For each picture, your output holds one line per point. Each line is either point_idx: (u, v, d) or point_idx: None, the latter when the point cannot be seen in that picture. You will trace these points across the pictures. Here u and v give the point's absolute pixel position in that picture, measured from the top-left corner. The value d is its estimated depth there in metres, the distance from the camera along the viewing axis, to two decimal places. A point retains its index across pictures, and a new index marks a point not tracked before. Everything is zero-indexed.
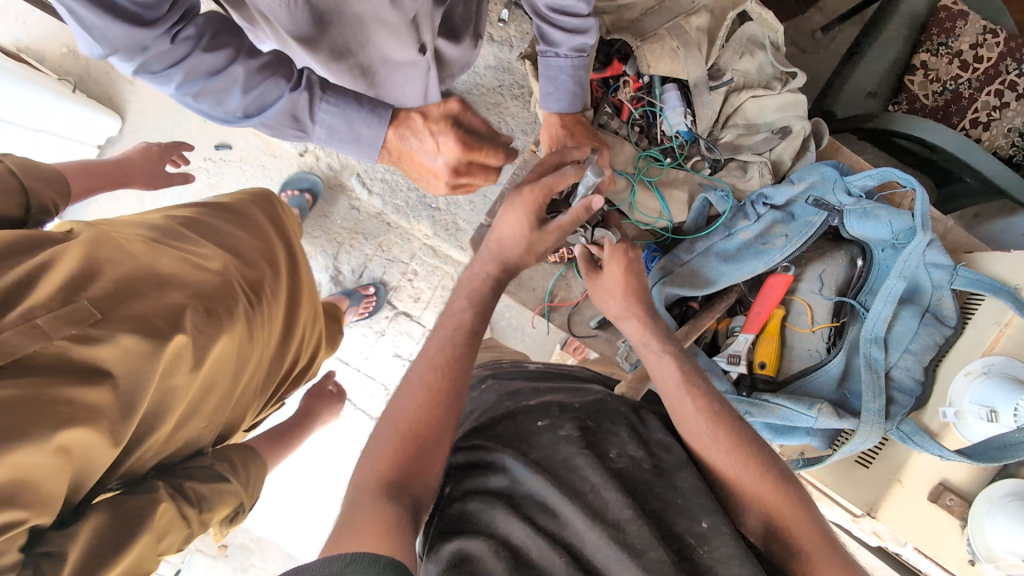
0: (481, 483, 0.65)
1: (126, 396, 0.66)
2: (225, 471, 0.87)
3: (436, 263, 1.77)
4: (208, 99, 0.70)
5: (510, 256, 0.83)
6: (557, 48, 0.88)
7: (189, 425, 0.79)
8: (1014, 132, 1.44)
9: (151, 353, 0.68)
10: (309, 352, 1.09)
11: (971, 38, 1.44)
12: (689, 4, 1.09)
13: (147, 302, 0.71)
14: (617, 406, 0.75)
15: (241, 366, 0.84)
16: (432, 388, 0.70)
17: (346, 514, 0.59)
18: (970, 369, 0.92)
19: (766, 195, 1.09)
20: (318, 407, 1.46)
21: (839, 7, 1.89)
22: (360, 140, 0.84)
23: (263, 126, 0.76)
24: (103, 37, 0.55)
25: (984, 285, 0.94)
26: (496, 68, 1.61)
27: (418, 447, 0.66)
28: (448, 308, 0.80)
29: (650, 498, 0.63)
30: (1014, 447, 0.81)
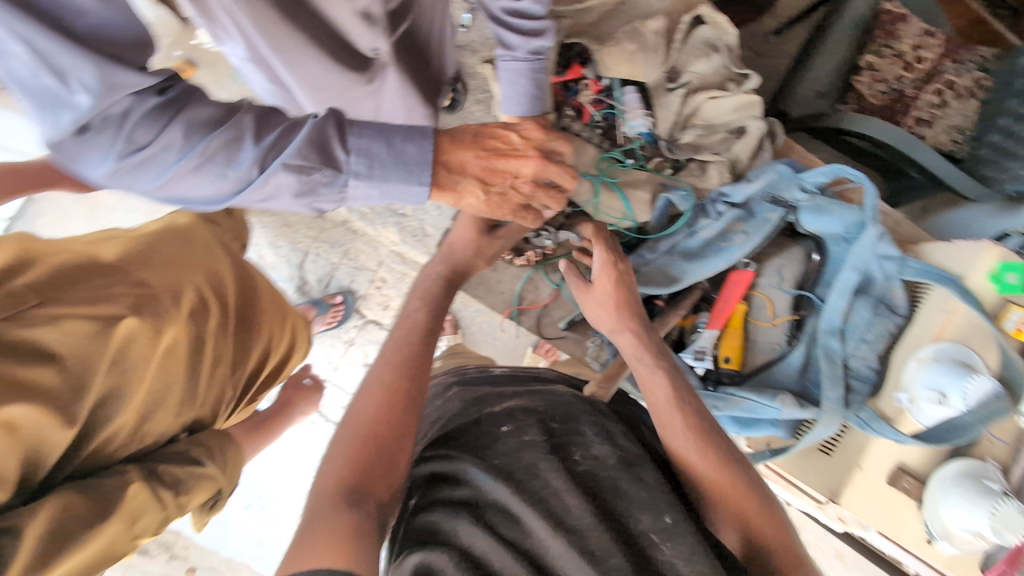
0: (446, 493, 0.64)
1: (75, 375, 0.75)
2: (201, 456, 0.91)
3: (404, 268, 1.75)
4: (212, 165, 0.58)
5: (461, 260, 0.94)
6: (513, 52, 0.88)
7: (141, 427, 0.84)
8: (954, 128, 1.52)
9: (99, 344, 0.78)
10: (269, 359, 1.10)
11: (912, 40, 1.54)
12: (646, 8, 1.14)
13: (88, 289, 0.81)
14: (578, 407, 0.77)
15: (182, 375, 0.88)
16: (394, 388, 0.72)
17: (310, 520, 0.58)
18: (921, 355, 0.95)
19: (725, 194, 1.12)
20: (299, 398, 1.41)
21: (791, 11, 1.95)
22: (402, 162, 0.65)
23: (289, 167, 0.60)
24: (113, 85, 0.49)
25: (932, 275, 0.98)
26: (458, 74, 1.62)
27: (374, 450, 0.66)
28: (402, 311, 0.85)
29: (610, 499, 0.64)
30: (965, 428, 0.90)
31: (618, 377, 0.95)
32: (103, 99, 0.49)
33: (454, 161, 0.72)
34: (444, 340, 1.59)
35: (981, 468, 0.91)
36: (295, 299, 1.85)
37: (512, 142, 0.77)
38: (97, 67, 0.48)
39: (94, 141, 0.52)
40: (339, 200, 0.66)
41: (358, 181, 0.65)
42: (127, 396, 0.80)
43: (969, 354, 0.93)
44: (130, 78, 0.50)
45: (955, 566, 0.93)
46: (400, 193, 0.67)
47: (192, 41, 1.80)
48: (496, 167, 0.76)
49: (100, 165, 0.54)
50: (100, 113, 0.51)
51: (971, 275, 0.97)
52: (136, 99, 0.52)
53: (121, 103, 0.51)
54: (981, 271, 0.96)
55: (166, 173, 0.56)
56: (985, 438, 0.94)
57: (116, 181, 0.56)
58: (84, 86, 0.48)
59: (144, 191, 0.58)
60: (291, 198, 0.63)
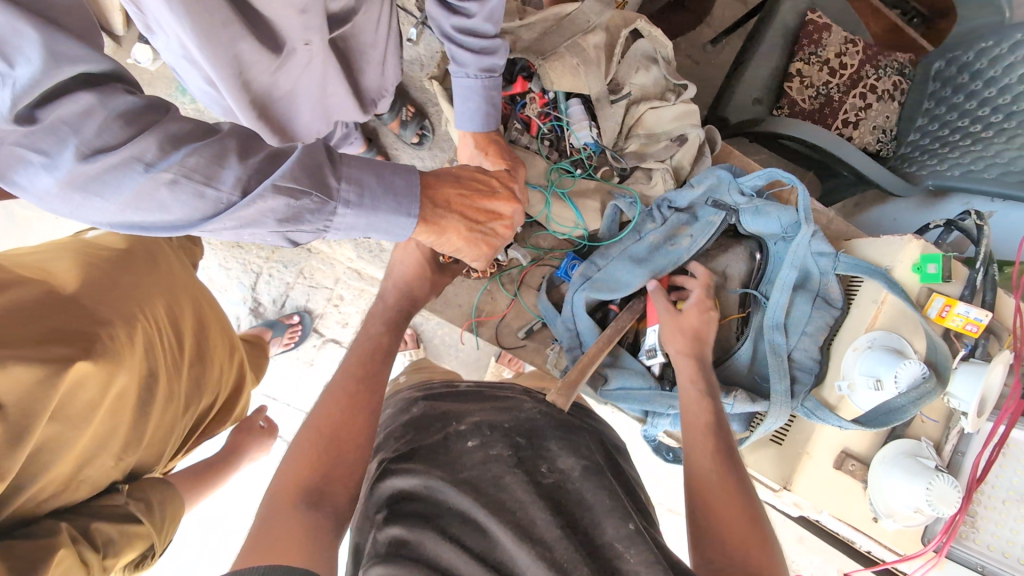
0: (408, 506, 0.66)
1: (15, 424, 0.67)
2: (137, 510, 0.90)
3: (361, 285, 1.82)
4: (189, 183, 0.47)
5: (418, 291, 1.02)
6: (466, 68, 0.89)
7: (60, 478, 0.78)
8: (878, 129, 1.64)
9: (48, 384, 0.71)
10: (222, 390, 1.13)
11: (835, 48, 1.60)
12: (585, 23, 1.16)
13: (43, 323, 0.75)
14: (543, 424, 0.79)
15: (117, 420, 0.84)
16: (356, 398, 0.82)
17: (265, 518, 0.67)
18: (857, 344, 1.01)
19: (670, 199, 1.16)
20: (246, 443, 1.38)
21: (724, 21, 2.05)
22: (395, 193, 0.61)
23: (280, 189, 0.51)
24: (60, 59, 0.40)
25: (862, 269, 1.04)
26: (409, 89, 1.69)
27: (326, 471, 0.72)
28: (365, 331, 0.94)
29: (576, 509, 0.66)
30: (899, 411, 0.94)
31: (578, 382, 0.95)
32: (50, 77, 0.40)
33: (439, 196, 0.69)
34: (405, 355, 1.58)
35: (917, 448, 0.98)
36: (248, 322, 1.83)
37: (493, 185, 0.77)
38: (42, 31, 0.39)
39: (40, 142, 0.41)
40: (320, 230, 0.58)
41: (347, 210, 0.58)
42: (67, 446, 0.76)
43: (899, 341, 0.99)
44: (84, 54, 0.42)
45: (899, 541, 1.00)
46: (387, 224, 0.62)
47: (125, 59, 1.72)
48: (479, 207, 0.75)
49: (46, 175, 0.43)
50: (53, 107, 0.41)
51: (897, 266, 1.05)
52: (99, 96, 0.43)
53: (78, 99, 0.42)
54: (905, 264, 1.03)
55: (128, 191, 0.46)
56: (918, 418, 1.02)
57: (64, 198, 0.45)
58: (23, 56, 0.39)
59: (99, 215, 0.47)
60: (274, 224, 0.54)
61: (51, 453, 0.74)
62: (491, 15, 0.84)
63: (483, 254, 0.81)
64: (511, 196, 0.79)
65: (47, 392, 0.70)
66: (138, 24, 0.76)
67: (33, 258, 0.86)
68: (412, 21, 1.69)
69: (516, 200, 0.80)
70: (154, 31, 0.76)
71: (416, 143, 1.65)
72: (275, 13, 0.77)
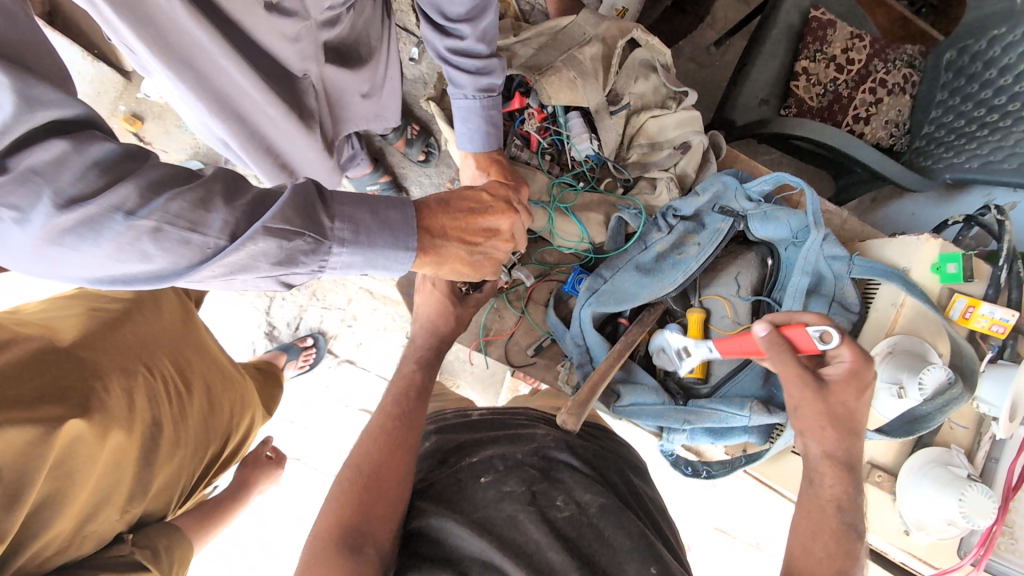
0: (429, 550, 0.68)
1: (13, 483, 0.69)
2: (143, 558, 0.91)
3: (374, 304, 1.83)
4: (173, 231, 0.47)
5: (446, 330, 1.00)
6: (463, 90, 0.88)
7: (67, 532, 0.79)
8: (891, 124, 1.59)
9: (45, 440, 0.73)
10: (237, 438, 1.17)
11: (841, 44, 1.57)
12: (580, 36, 1.17)
13: (41, 381, 0.78)
14: (560, 454, 0.80)
15: (113, 475, 0.85)
16: (395, 435, 0.81)
17: (313, 564, 0.67)
18: (877, 351, 0.98)
19: (675, 207, 1.13)
20: (254, 475, 1.41)
21: (726, 22, 2.03)
22: (394, 232, 0.61)
23: (270, 231, 0.51)
24: (34, 104, 0.40)
25: (878, 272, 1.00)
26: (412, 106, 1.70)
27: (368, 503, 0.72)
28: (397, 370, 0.94)
29: (595, 546, 0.66)
30: (926, 418, 0.91)
31: (590, 400, 0.93)
32: (21, 123, 0.40)
33: (435, 226, 0.68)
34: None
35: (946, 455, 0.94)
36: (264, 346, 1.83)
37: (485, 201, 0.75)
38: (12, 75, 0.39)
39: (12, 195, 0.40)
40: (315, 270, 0.58)
41: (343, 249, 0.57)
42: (67, 499, 0.77)
43: (922, 344, 0.96)
44: (56, 98, 0.42)
45: (933, 555, 0.95)
46: (385, 259, 0.61)
47: (135, 94, 1.76)
48: (474, 228, 0.73)
49: (19, 231, 0.42)
50: (23, 155, 0.40)
51: (914, 267, 1.01)
52: (73, 143, 0.42)
53: (50, 146, 0.41)
54: (924, 263, 1.00)
55: (107, 241, 0.45)
56: (946, 425, 0.98)
57: (38, 254, 0.44)
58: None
59: (79, 270, 0.47)
60: (267, 267, 0.53)
61: (55, 508, 0.76)
62: (485, 35, 0.84)
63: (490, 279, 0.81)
64: (508, 207, 0.77)
65: (42, 449, 0.72)
66: (133, 66, 0.77)
67: (39, 317, 0.90)
68: (413, 40, 1.72)
69: (516, 211, 0.78)
70: (150, 71, 0.76)
71: (422, 160, 1.67)
72: (266, 44, 0.77)
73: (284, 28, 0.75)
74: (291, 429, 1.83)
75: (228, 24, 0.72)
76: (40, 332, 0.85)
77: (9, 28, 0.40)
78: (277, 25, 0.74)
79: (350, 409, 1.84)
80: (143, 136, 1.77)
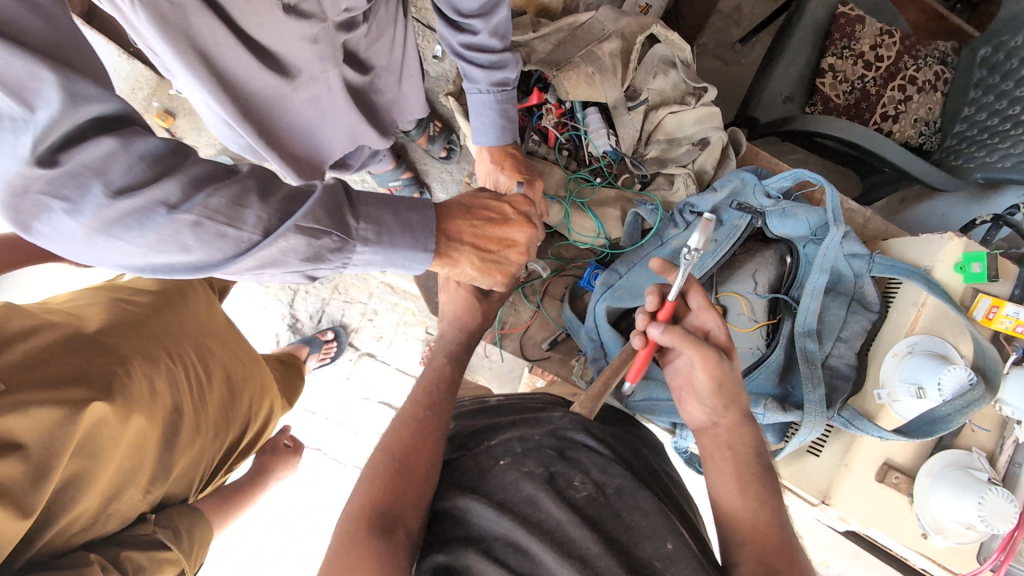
0: (456, 532, 0.70)
1: (39, 460, 0.74)
2: (165, 537, 0.95)
3: (393, 299, 1.86)
4: (212, 225, 0.48)
5: (473, 325, 1.02)
6: (478, 84, 0.90)
7: (91, 510, 0.83)
8: (920, 121, 1.56)
9: (68, 420, 0.78)
10: (257, 424, 1.22)
11: (870, 40, 1.54)
12: (600, 31, 1.17)
13: (65, 364, 0.83)
14: (575, 433, 0.80)
15: (135, 459, 0.89)
16: (425, 423, 0.83)
17: (344, 543, 0.69)
18: (896, 350, 0.97)
19: (692, 204, 1.12)
20: (272, 462, 1.46)
21: (753, 19, 2.00)
22: (411, 228, 0.62)
23: (301, 230, 0.52)
24: (78, 99, 0.41)
25: (900, 270, 0.99)
26: (434, 103, 1.73)
27: (398, 489, 0.74)
28: (429, 363, 0.96)
29: (614, 526, 0.68)
30: (944, 420, 0.88)
31: (604, 394, 0.94)
32: (68, 118, 0.41)
33: (450, 229, 0.70)
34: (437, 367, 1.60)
35: (967, 458, 0.92)
36: (287, 338, 1.88)
37: (506, 212, 0.76)
38: (59, 74, 0.40)
39: (63, 188, 0.42)
40: (340, 268, 0.59)
41: (366, 248, 0.59)
42: (91, 478, 0.81)
43: (942, 345, 0.94)
44: (96, 94, 0.43)
45: (952, 558, 0.93)
46: (404, 259, 0.63)
47: (168, 90, 1.81)
48: (491, 235, 0.74)
49: (70, 222, 0.43)
50: (74, 151, 0.41)
51: (937, 266, 0.99)
52: (121, 141, 0.43)
53: (100, 144, 0.42)
54: (947, 262, 0.98)
55: (152, 233, 0.46)
56: (967, 427, 0.95)
57: (88, 242, 0.45)
58: (43, 99, 0.39)
59: (122, 258, 0.47)
60: (296, 262, 0.54)
61: (79, 487, 0.80)
62: (497, 30, 0.85)
63: (505, 279, 0.81)
64: (525, 220, 0.77)
65: (66, 429, 0.77)
66: (157, 66, 0.80)
67: (67, 306, 0.95)
68: (436, 39, 1.74)
69: (532, 226, 0.78)
70: (173, 72, 0.79)
71: (444, 157, 1.69)
72: (283, 46, 0.79)
73: (305, 31, 0.77)
74: (312, 419, 1.87)
75: (252, 27, 0.74)
76: (68, 320, 0.89)
77: (49, 32, 0.41)
78: (296, 28, 0.76)
79: (368, 402, 1.88)
80: (175, 132, 1.83)
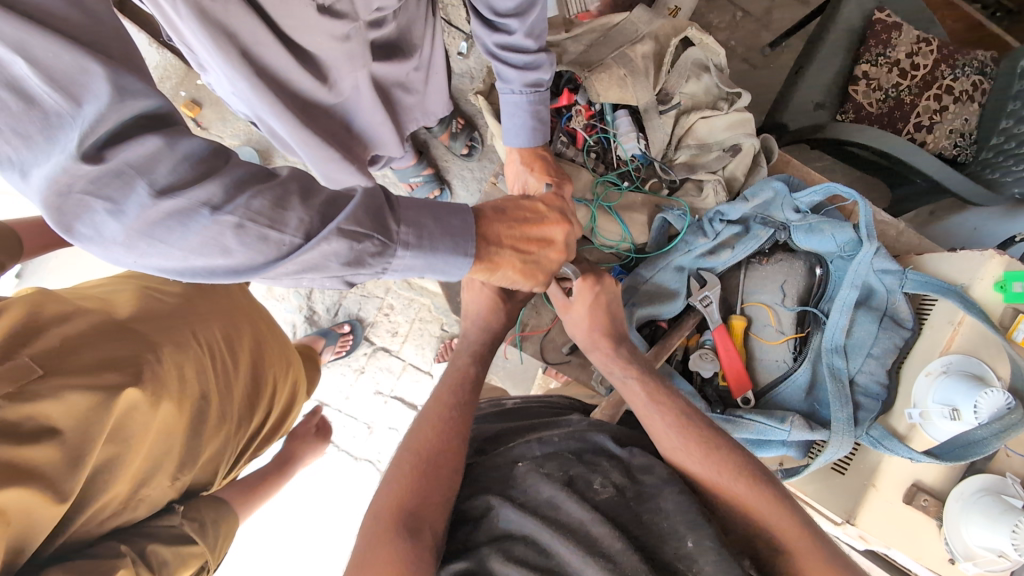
0: (481, 535, 0.69)
1: (73, 446, 0.75)
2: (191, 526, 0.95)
3: (410, 294, 1.87)
4: (253, 228, 0.46)
5: (497, 327, 1.01)
6: (511, 85, 0.88)
7: (118, 498, 0.83)
8: (954, 133, 1.53)
9: (103, 405, 0.78)
10: (279, 408, 1.23)
11: (906, 48, 1.50)
12: (633, 32, 1.16)
13: (99, 352, 0.83)
14: (597, 435, 0.80)
15: (160, 447, 0.88)
16: (451, 424, 0.82)
17: (371, 544, 0.68)
18: (930, 368, 0.95)
19: (722, 212, 1.09)
20: (298, 450, 1.46)
21: (783, 22, 1.97)
22: (453, 235, 0.61)
23: (343, 234, 0.51)
24: (124, 94, 0.41)
25: (932, 287, 0.96)
26: (457, 99, 1.73)
27: (423, 490, 0.73)
28: (452, 362, 0.95)
29: (639, 530, 0.66)
30: (980, 444, 0.84)
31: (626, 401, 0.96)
32: (114, 112, 0.40)
33: (490, 234, 0.68)
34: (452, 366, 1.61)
35: (1001, 484, 0.88)
36: (304, 329, 1.89)
37: (540, 211, 0.76)
38: (105, 66, 0.39)
39: (107, 187, 0.41)
40: (380, 273, 0.57)
41: (406, 253, 0.58)
42: (121, 464, 0.82)
43: (979, 366, 0.91)
44: (140, 88, 0.42)
45: None
46: (444, 266, 0.62)
47: (196, 81, 1.83)
48: (529, 236, 0.74)
49: (113, 224, 0.42)
50: (119, 149, 0.41)
51: (975, 284, 0.96)
52: (165, 139, 0.43)
53: (145, 142, 0.42)
54: (987, 280, 0.94)
55: (194, 235, 0.45)
56: (1002, 452, 0.92)
57: (130, 245, 0.44)
58: (91, 93, 0.39)
59: (160, 263, 0.46)
60: (337, 267, 0.53)
61: (109, 473, 0.81)
62: (532, 31, 0.83)
63: (541, 283, 0.80)
64: (560, 218, 0.77)
65: (101, 415, 0.78)
66: (191, 64, 0.83)
67: (99, 290, 0.97)
68: (460, 35, 1.74)
69: (567, 224, 0.78)
70: (208, 68, 0.81)
71: (465, 154, 1.68)
72: (319, 44, 0.78)
73: (336, 29, 0.76)
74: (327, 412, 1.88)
75: (286, 25, 0.74)
76: (99, 307, 0.90)
77: (93, 25, 0.41)
78: (328, 26, 0.75)
79: (381, 397, 1.88)
80: (201, 122, 1.83)
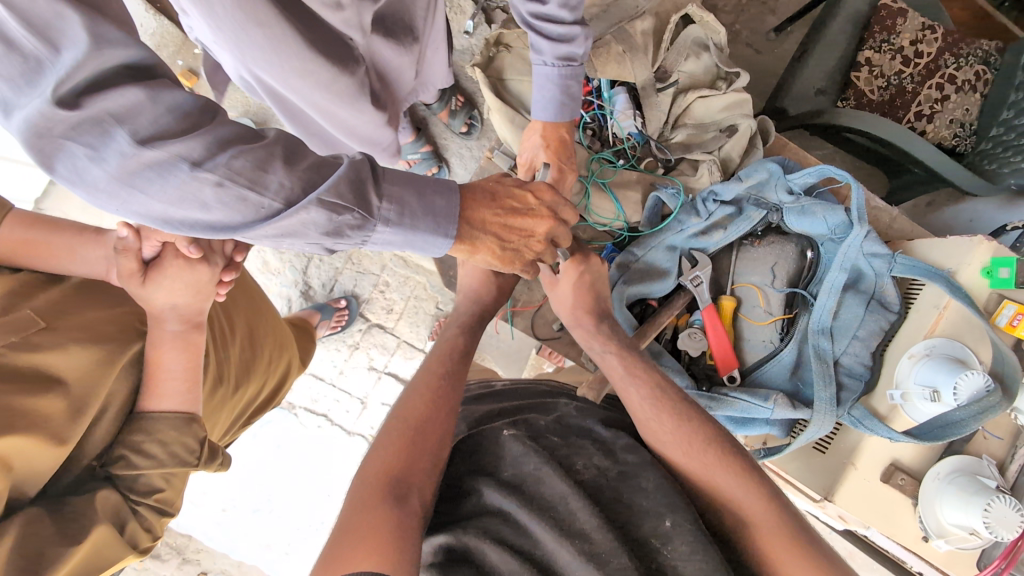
0: (466, 508, 0.71)
1: (79, 394, 0.77)
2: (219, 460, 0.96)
3: (405, 271, 1.88)
4: (233, 186, 0.47)
5: (487, 300, 1.02)
6: (544, 56, 0.88)
7: None
8: (955, 123, 1.52)
9: (101, 361, 0.80)
10: (279, 374, 1.24)
11: (911, 35, 1.50)
12: (632, 8, 1.13)
13: (96, 312, 0.85)
14: (582, 422, 0.82)
15: None
16: (441, 395, 0.83)
17: (358, 505, 0.69)
18: (913, 351, 0.95)
19: (716, 192, 1.10)
20: None
21: (789, 7, 1.94)
22: (434, 213, 0.62)
23: (322, 205, 0.51)
24: (104, 42, 0.41)
25: (920, 271, 0.97)
26: (457, 75, 1.71)
27: (409, 458, 0.74)
28: (441, 335, 0.96)
29: (616, 507, 0.68)
30: (957, 425, 0.85)
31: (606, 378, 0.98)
32: (92, 60, 0.40)
33: (474, 218, 0.69)
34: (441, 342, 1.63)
35: (975, 465, 0.91)
36: (299, 304, 1.90)
37: (529, 202, 0.75)
38: (82, 13, 0.39)
39: (85, 134, 0.41)
40: (358, 245, 0.58)
41: (386, 229, 0.59)
42: (118, 420, 0.84)
43: (962, 349, 0.92)
44: (119, 38, 0.42)
45: (951, 564, 0.92)
46: (424, 245, 0.63)
47: (192, 49, 1.80)
48: (511, 226, 0.74)
49: (94, 169, 0.42)
50: (97, 98, 0.41)
51: (961, 269, 0.96)
52: (147, 91, 0.43)
53: (126, 92, 0.42)
54: (974, 266, 0.95)
55: (174, 187, 0.45)
56: (979, 434, 0.94)
57: (110, 193, 0.44)
58: (69, 39, 0.39)
59: (139, 214, 0.46)
60: (315, 236, 0.54)
61: (106, 428, 0.82)
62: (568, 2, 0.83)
63: (520, 272, 0.81)
64: (548, 213, 0.77)
65: (104, 368, 0.80)
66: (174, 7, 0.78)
67: None
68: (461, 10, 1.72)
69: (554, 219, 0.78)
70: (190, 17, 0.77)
71: (464, 132, 1.67)
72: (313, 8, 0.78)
73: None
74: (320, 385, 1.90)
75: None
76: None
77: None
78: None
79: (374, 372, 1.90)
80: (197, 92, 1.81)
